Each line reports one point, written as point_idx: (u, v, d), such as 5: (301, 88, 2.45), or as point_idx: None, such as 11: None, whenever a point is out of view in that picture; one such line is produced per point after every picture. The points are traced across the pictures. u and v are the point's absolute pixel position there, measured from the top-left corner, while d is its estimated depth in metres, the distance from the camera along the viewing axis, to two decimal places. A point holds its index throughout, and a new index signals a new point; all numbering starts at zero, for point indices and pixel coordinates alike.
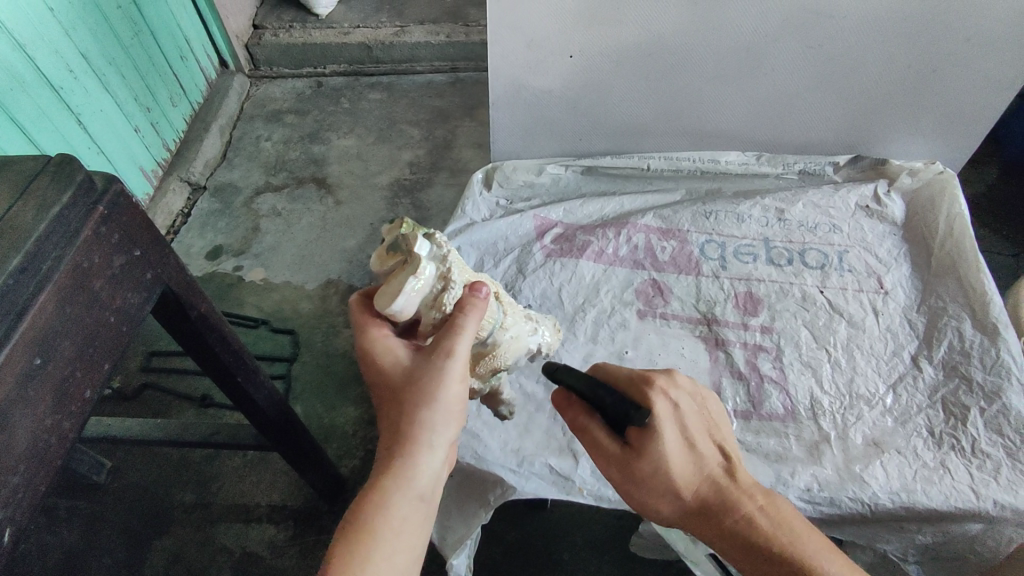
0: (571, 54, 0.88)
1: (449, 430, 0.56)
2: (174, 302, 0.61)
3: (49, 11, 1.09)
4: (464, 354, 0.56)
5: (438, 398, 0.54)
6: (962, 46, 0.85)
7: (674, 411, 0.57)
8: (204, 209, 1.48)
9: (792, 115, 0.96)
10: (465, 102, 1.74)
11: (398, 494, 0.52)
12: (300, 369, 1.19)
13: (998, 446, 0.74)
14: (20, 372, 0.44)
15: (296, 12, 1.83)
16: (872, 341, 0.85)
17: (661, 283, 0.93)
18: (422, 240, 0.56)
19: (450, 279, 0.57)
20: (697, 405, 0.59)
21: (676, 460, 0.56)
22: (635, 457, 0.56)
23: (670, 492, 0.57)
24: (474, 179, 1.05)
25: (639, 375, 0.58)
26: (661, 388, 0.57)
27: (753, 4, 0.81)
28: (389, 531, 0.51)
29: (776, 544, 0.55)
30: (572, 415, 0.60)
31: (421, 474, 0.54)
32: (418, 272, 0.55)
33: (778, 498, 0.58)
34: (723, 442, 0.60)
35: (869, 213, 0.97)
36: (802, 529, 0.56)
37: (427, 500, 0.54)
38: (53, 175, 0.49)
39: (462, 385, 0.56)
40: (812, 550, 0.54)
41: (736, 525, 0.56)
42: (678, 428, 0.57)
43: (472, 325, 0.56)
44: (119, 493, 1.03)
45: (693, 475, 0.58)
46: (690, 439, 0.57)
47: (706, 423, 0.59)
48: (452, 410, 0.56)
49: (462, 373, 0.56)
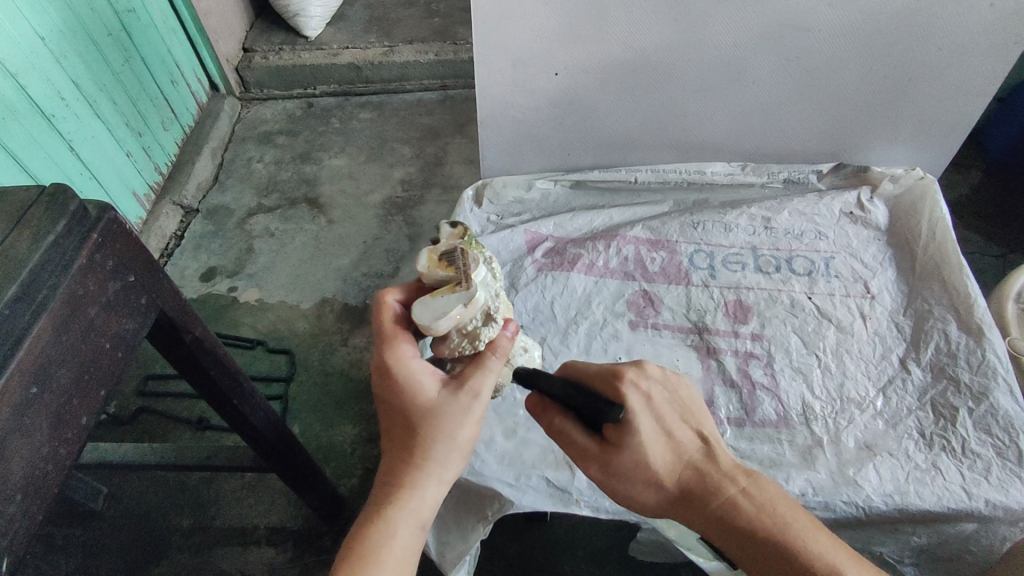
0: (556, 72, 0.90)
1: (459, 463, 0.57)
2: (168, 327, 0.61)
3: (40, 40, 1.10)
4: (485, 397, 0.57)
5: (455, 435, 0.55)
6: (935, 55, 0.87)
7: (646, 402, 0.58)
8: (197, 232, 1.49)
9: (775, 124, 0.98)
10: (454, 120, 1.76)
11: (404, 524, 0.53)
12: (295, 388, 1.19)
13: (988, 446, 0.75)
14: (17, 401, 0.44)
15: (285, 34, 1.85)
16: (861, 345, 0.86)
17: (652, 294, 0.94)
18: (479, 267, 0.58)
19: (492, 317, 0.59)
20: (670, 394, 0.61)
21: (654, 451, 0.57)
22: (614, 452, 0.57)
23: (653, 484, 0.58)
24: (465, 196, 1.06)
25: (608, 370, 0.60)
26: (632, 381, 0.59)
27: (731, 20, 0.83)
28: (391, 559, 0.52)
29: (761, 525, 0.56)
30: (548, 418, 0.60)
31: (428, 505, 0.55)
32: (472, 300, 0.56)
33: (761, 478, 0.59)
34: (700, 427, 0.61)
35: (854, 219, 0.98)
36: (786, 508, 0.57)
37: (426, 529, 0.55)
38: (47, 204, 0.50)
39: (478, 423, 0.57)
40: (797, 527, 0.55)
41: (721, 509, 0.57)
42: (653, 418, 0.58)
43: (500, 367, 0.58)
44: (116, 519, 1.03)
45: (674, 464, 0.58)
46: (666, 429, 0.58)
47: (682, 411, 0.61)
48: (466, 446, 0.56)
49: (481, 413, 0.58)
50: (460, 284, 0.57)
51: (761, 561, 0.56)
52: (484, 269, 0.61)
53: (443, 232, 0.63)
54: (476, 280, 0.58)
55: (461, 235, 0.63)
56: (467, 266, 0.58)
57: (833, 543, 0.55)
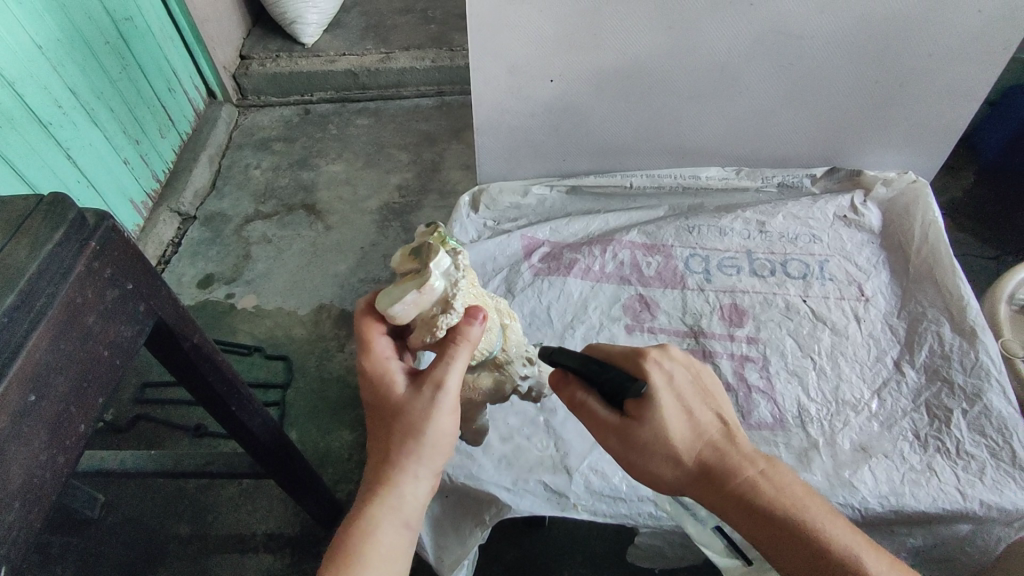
0: (551, 79, 0.91)
1: (438, 460, 0.57)
2: (166, 334, 0.62)
3: (38, 49, 1.10)
4: (454, 388, 0.57)
5: (431, 429, 0.55)
6: (926, 60, 0.88)
7: (669, 380, 0.58)
8: (194, 238, 1.49)
9: (769, 129, 0.99)
10: (451, 126, 1.77)
11: (387, 522, 0.53)
12: (293, 395, 1.19)
13: (981, 447, 0.75)
14: (15, 409, 0.44)
15: (282, 42, 1.86)
16: (855, 348, 0.87)
17: (648, 298, 0.94)
18: (440, 256, 0.58)
19: (451, 305, 0.58)
20: (693, 375, 0.61)
21: (675, 426, 0.57)
22: (634, 425, 0.57)
23: (672, 459, 0.57)
24: (461, 201, 1.06)
25: (632, 349, 0.60)
26: (656, 359, 0.59)
27: (725, 27, 0.84)
28: (376, 558, 0.52)
29: (779, 507, 0.55)
30: (569, 393, 0.61)
31: (410, 502, 0.55)
32: (423, 287, 0.56)
33: (781, 465, 0.58)
34: (722, 410, 0.61)
35: (848, 222, 0.99)
36: (804, 493, 0.57)
37: (411, 527, 0.55)
38: (46, 213, 0.50)
39: (454, 417, 0.57)
40: (813, 513, 0.55)
41: (739, 489, 0.56)
42: (675, 396, 0.58)
43: (465, 357, 0.57)
44: (114, 527, 1.03)
45: (693, 442, 0.58)
46: (687, 407, 0.58)
47: (705, 393, 0.60)
48: (444, 441, 0.57)
49: (455, 406, 0.57)
50: (418, 272, 0.58)
51: (778, 543, 0.55)
52: (450, 258, 0.60)
53: (418, 226, 0.63)
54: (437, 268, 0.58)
55: (432, 227, 0.62)
56: (428, 255, 0.58)
57: (850, 530, 0.54)
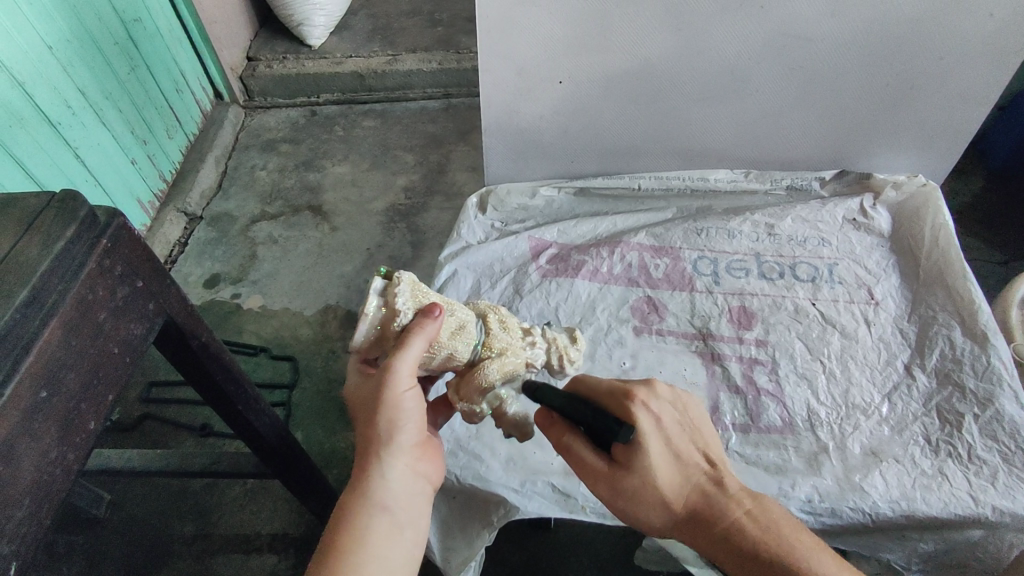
0: (560, 80, 0.91)
1: (404, 437, 0.57)
2: (175, 332, 0.61)
3: (48, 49, 1.11)
4: (411, 363, 0.56)
5: (385, 411, 0.57)
6: (937, 64, 0.87)
7: (656, 423, 0.58)
8: (201, 238, 1.50)
9: (777, 131, 0.98)
10: (457, 128, 1.77)
11: (359, 507, 0.54)
12: (299, 395, 1.19)
13: (993, 452, 0.75)
14: (26, 405, 0.44)
15: (289, 43, 1.87)
16: (865, 351, 0.86)
17: (655, 300, 0.94)
18: (375, 279, 0.58)
19: (396, 310, 0.56)
20: (679, 414, 0.60)
21: (662, 471, 0.56)
22: (622, 472, 0.56)
23: (661, 505, 0.57)
24: (469, 203, 1.07)
25: (618, 388, 0.59)
26: (642, 400, 0.58)
27: (735, 29, 0.84)
28: (355, 544, 0.52)
29: (767, 548, 0.55)
30: (556, 435, 0.60)
31: (383, 485, 0.55)
32: (364, 310, 0.56)
33: (768, 502, 0.57)
34: (707, 448, 0.60)
35: (857, 226, 0.99)
36: (794, 531, 0.56)
37: (390, 509, 0.55)
38: (57, 210, 0.50)
39: (411, 392, 0.58)
40: (804, 550, 0.54)
41: (726, 532, 0.56)
42: (662, 439, 0.57)
43: (417, 341, 0.56)
44: (119, 526, 1.03)
45: (681, 486, 0.57)
46: (674, 450, 0.58)
47: (690, 431, 0.60)
48: (404, 418, 0.57)
49: (412, 381, 0.57)
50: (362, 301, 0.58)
51: None
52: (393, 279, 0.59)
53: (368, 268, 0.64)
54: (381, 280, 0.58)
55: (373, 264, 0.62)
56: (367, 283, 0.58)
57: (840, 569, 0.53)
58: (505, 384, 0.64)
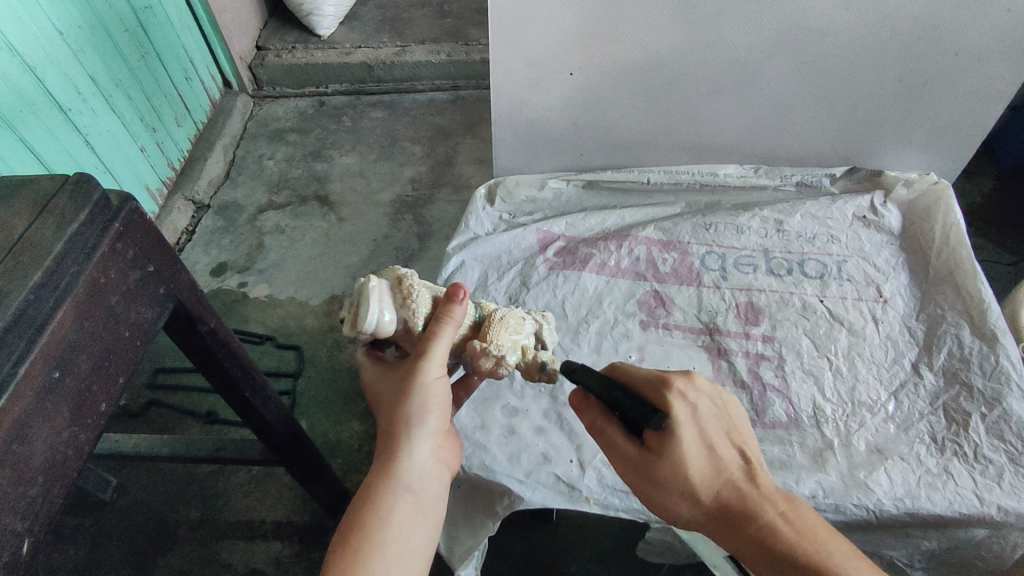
0: (571, 72, 0.91)
1: (432, 421, 0.58)
2: (185, 318, 0.62)
3: (59, 34, 1.11)
4: (439, 352, 0.59)
5: (417, 397, 0.57)
6: (952, 60, 0.87)
7: (692, 413, 0.56)
8: (208, 226, 1.50)
9: (788, 127, 0.98)
10: (465, 120, 1.77)
11: (386, 489, 0.55)
12: (304, 384, 1.20)
13: (1000, 451, 0.74)
14: (39, 386, 0.45)
15: (298, 33, 1.86)
16: (873, 349, 0.86)
17: (663, 295, 0.94)
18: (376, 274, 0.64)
19: (412, 297, 0.61)
20: (718, 408, 0.58)
21: (695, 464, 0.55)
22: (653, 459, 0.55)
23: (691, 498, 0.56)
24: (477, 194, 1.07)
25: (656, 375, 0.58)
26: (679, 390, 0.57)
27: (748, 24, 0.84)
28: (379, 524, 0.53)
29: (803, 552, 0.53)
30: (589, 417, 0.60)
31: (410, 468, 0.56)
32: (371, 287, 0.60)
33: (803, 506, 0.56)
34: (746, 446, 0.58)
35: (867, 223, 0.98)
36: (828, 537, 0.55)
37: (416, 491, 0.56)
38: (71, 193, 0.51)
39: (440, 383, 0.59)
40: (842, 560, 0.53)
41: (758, 533, 0.55)
42: (696, 430, 0.56)
43: (450, 332, 0.59)
44: (126, 510, 1.04)
45: (713, 481, 0.56)
46: (709, 442, 0.56)
47: (728, 426, 0.58)
48: (434, 404, 0.58)
49: (440, 371, 0.59)
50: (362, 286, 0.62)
51: None
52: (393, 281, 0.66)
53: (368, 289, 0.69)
54: (387, 280, 0.64)
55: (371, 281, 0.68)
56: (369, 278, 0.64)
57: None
58: (519, 327, 0.65)
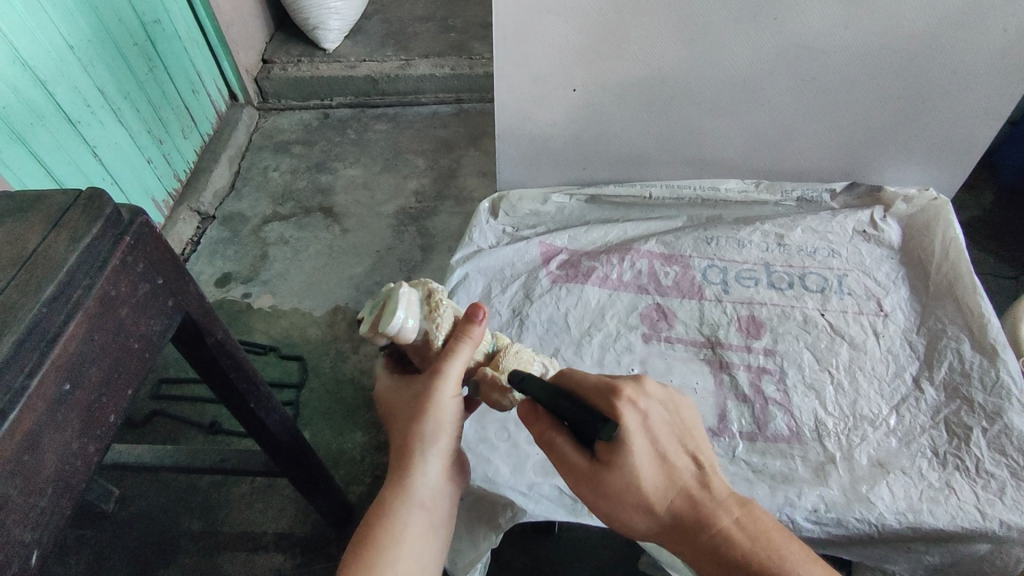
0: (574, 88, 0.92)
1: (444, 440, 0.59)
2: (192, 329, 0.63)
3: (70, 49, 1.13)
4: (456, 372, 0.59)
5: (433, 416, 0.58)
6: (950, 78, 0.88)
7: (643, 421, 0.56)
8: (213, 237, 1.51)
9: (789, 142, 0.99)
10: (469, 133, 1.78)
11: (400, 506, 0.56)
12: (308, 395, 1.20)
13: (1002, 466, 0.75)
14: (51, 397, 0.45)
15: (304, 46, 1.89)
16: (874, 363, 0.87)
17: (665, 308, 0.95)
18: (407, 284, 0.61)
19: (439, 313, 0.60)
20: (669, 413, 0.58)
21: (647, 473, 0.55)
22: (606, 473, 0.54)
23: (644, 508, 0.56)
24: (481, 208, 1.08)
25: (606, 384, 0.57)
26: (631, 399, 0.56)
27: (747, 42, 0.85)
28: (392, 542, 0.55)
29: (755, 557, 0.54)
30: (539, 429, 0.58)
31: (422, 486, 0.57)
32: (405, 296, 0.58)
33: (757, 509, 0.57)
34: (698, 452, 0.58)
35: (867, 237, 0.99)
36: (779, 538, 0.55)
37: (427, 509, 0.57)
38: (84, 208, 0.52)
39: (454, 402, 0.59)
40: (793, 560, 0.53)
41: (712, 541, 0.55)
42: (648, 439, 0.56)
43: (467, 352, 0.59)
44: (128, 521, 1.04)
45: (666, 490, 0.56)
46: (661, 451, 0.56)
47: (680, 432, 0.58)
48: (447, 423, 0.59)
49: (456, 390, 0.59)
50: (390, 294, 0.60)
51: None
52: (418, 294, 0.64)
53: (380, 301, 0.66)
54: (418, 292, 0.61)
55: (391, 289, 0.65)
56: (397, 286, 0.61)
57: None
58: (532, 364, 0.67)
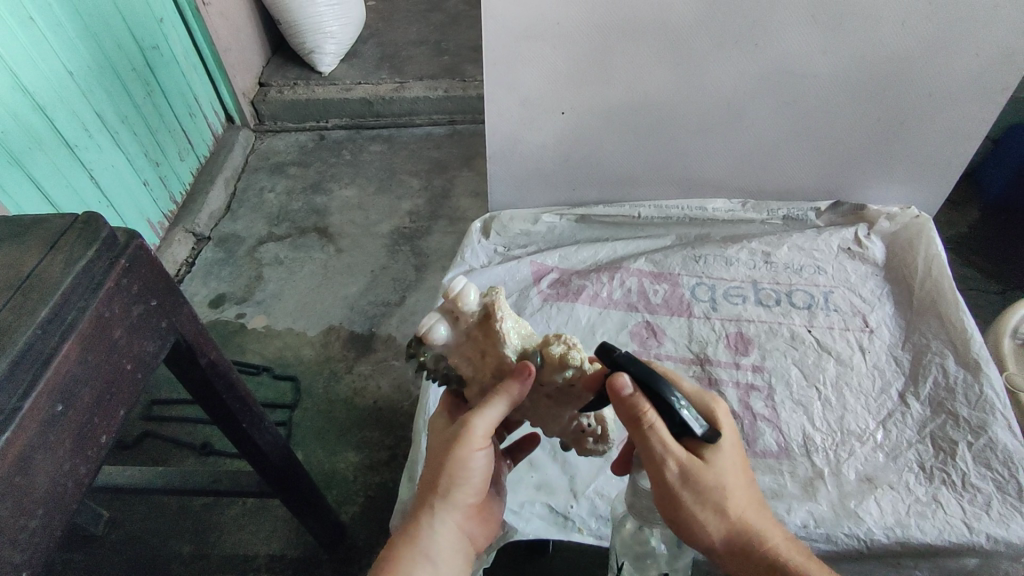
0: (562, 111, 0.94)
1: (464, 493, 0.58)
2: (186, 351, 0.63)
3: (68, 74, 1.15)
4: (484, 430, 0.57)
5: (456, 465, 0.57)
6: (926, 101, 0.91)
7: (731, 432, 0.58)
8: (208, 258, 1.52)
9: (775, 162, 1.01)
10: (462, 154, 1.81)
11: (407, 552, 0.55)
12: (301, 415, 1.20)
13: (988, 480, 0.75)
14: (43, 418, 0.46)
15: (299, 70, 1.92)
16: (861, 378, 0.88)
17: (654, 325, 0.96)
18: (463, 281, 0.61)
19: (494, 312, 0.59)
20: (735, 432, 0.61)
21: (734, 478, 0.56)
22: (702, 468, 0.54)
23: (719, 511, 0.56)
24: (473, 228, 1.09)
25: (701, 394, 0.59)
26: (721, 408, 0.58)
27: (731, 66, 0.88)
28: None
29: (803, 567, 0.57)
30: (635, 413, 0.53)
31: (434, 536, 0.56)
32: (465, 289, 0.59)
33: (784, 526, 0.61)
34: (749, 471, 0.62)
35: (851, 254, 1.01)
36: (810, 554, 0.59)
37: (434, 564, 0.56)
38: (80, 231, 0.53)
39: (481, 456, 0.58)
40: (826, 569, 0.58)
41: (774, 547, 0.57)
42: (733, 447, 0.57)
43: (501, 405, 0.57)
44: (118, 544, 1.03)
45: (743, 497, 0.57)
46: (742, 462, 0.58)
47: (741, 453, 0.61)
48: (469, 479, 0.58)
49: (484, 445, 0.58)
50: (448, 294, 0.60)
51: None
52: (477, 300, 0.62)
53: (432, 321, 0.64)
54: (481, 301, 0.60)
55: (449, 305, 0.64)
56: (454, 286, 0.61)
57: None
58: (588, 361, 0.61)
